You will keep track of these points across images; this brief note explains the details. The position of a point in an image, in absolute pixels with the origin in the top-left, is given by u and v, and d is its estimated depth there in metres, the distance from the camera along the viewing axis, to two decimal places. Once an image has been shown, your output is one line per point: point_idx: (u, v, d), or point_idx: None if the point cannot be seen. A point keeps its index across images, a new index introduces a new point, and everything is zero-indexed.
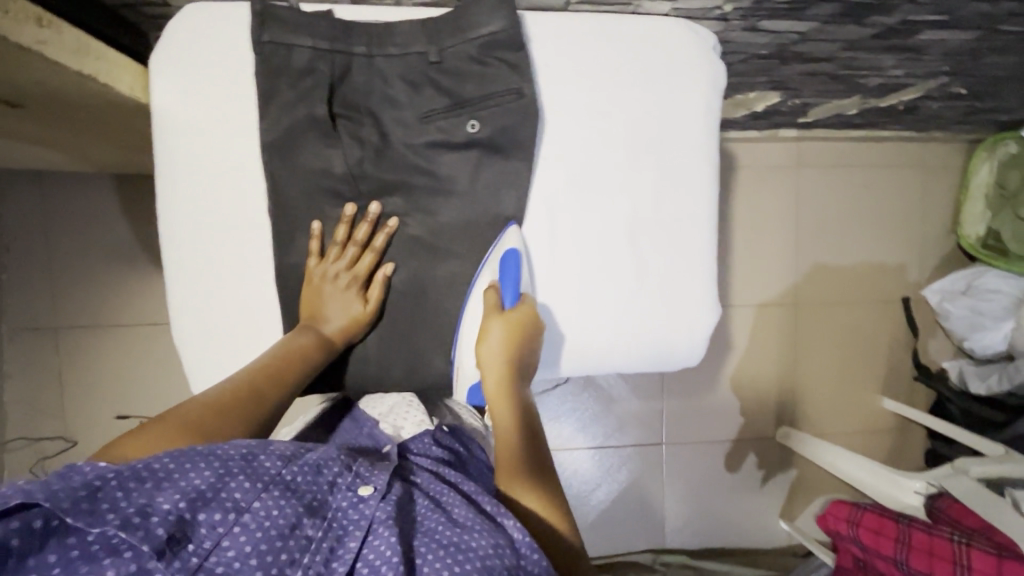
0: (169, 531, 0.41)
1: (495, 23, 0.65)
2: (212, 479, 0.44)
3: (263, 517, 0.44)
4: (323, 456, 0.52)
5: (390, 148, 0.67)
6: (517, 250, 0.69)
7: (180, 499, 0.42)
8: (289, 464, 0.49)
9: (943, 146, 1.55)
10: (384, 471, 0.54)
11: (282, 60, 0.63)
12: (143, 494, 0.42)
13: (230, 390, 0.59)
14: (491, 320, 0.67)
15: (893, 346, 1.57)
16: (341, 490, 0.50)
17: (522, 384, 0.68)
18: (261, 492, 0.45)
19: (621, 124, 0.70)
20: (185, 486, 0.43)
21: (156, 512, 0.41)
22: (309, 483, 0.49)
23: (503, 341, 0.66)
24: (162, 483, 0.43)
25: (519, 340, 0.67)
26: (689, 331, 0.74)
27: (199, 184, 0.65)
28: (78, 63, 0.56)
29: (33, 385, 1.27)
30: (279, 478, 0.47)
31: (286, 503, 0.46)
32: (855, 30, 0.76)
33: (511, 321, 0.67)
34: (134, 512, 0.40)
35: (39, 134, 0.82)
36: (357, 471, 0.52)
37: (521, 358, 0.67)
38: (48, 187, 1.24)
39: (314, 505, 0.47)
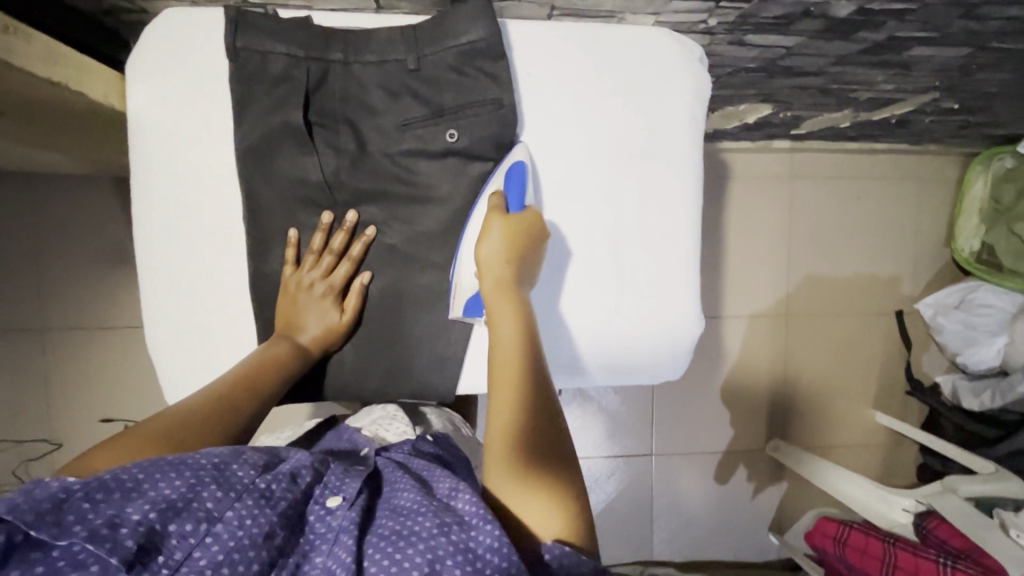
0: (138, 541, 0.39)
1: (474, 32, 0.64)
2: (183, 488, 0.43)
3: (236, 527, 0.42)
4: (297, 462, 0.50)
5: (368, 157, 0.67)
6: (524, 163, 0.67)
7: (150, 509, 0.41)
8: (261, 473, 0.47)
9: (937, 159, 1.54)
10: (358, 475, 0.52)
11: (258, 67, 0.62)
12: (111, 504, 0.40)
13: (202, 400, 0.58)
14: (494, 218, 0.65)
15: (885, 358, 1.56)
16: (314, 502, 0.48)
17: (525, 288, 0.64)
18: (233, 502, 0.43)
19: (602, 133, 0.69)
20: (156, 496, 0.42)
21: (125, 522, 0.39)
22: (283, 490, 0.46)
23: (502, 241, 0.64)
24: (130, 493, 0.41)
25: (519, 245, 0.64)
26: (672, 338, 0.73)
27: (174, 190, 0.64)
28: (50, 68, 0.55)
29: (18, 386, 1.26)
30: (252, 484, 0.45)
31: (260, 512, 0.44)
32: (843, 45, 0.75)
33: (512, 223, 0.64)
34: (103, 524, 0.39)
35: (21, 136, 0.82)
36: (329, 481, 0.50)
37: (522, 261, 0.64)
38: (35, 187, 1.24)
39: (288, 515, 0.45)
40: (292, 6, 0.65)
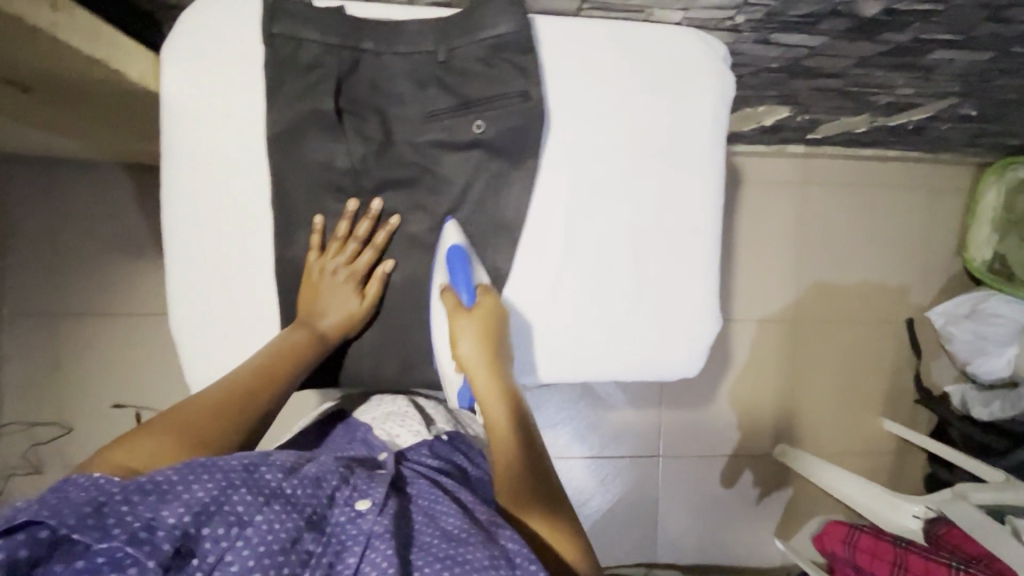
0: (174, 545, 0.40)
1: (504, 24, 0.64)
2: (213, 491, 0.44)
3: (266, 530, 0.43)
4: (323, 468, 0.51)
5: (394, 145, 0.67)
6: (460, 245, 0.68)
7: (183, 512, 0.42)
8: (289, 476, 0.48)
9: (950, 169, 1.54)
10: (386, 480, 0.53)
11: (290, 53, 0.63)
12: (147, 506, 0.41)
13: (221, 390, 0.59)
14: (459, 320, 0.67)
15: (894, 366, 1.55)
16: (340, 505, 0.49)
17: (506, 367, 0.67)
18: (263, 506, 0.44)
19: (626, 129, 0.69)
20: (189, 499, 0.43)
21: (161, 526, 0.41)
22: (309, 496, 0.47)
23: (476, 338, 0.66)
24: (165, 496, 0.42)
25: (491, 332, 0.66)
26: (689, 335, 0.73)
27: (203, 173, 0.65)
28: (91, 47, 0.56)
29: (31, 370, 1.27)
30: (281, 489, 0.46)
31: (287, 517, 0.44)
32: (867, 46, 0.76)
33: (477, 316, 0.66)
34: (140, 527, 0.40)
35: (50, 116, 0.83)
36: (356, 484, 0.51)
37: (499, 348, 0.66)
38: (55, 173, 1.25)
39: (314, 519, 0.46)
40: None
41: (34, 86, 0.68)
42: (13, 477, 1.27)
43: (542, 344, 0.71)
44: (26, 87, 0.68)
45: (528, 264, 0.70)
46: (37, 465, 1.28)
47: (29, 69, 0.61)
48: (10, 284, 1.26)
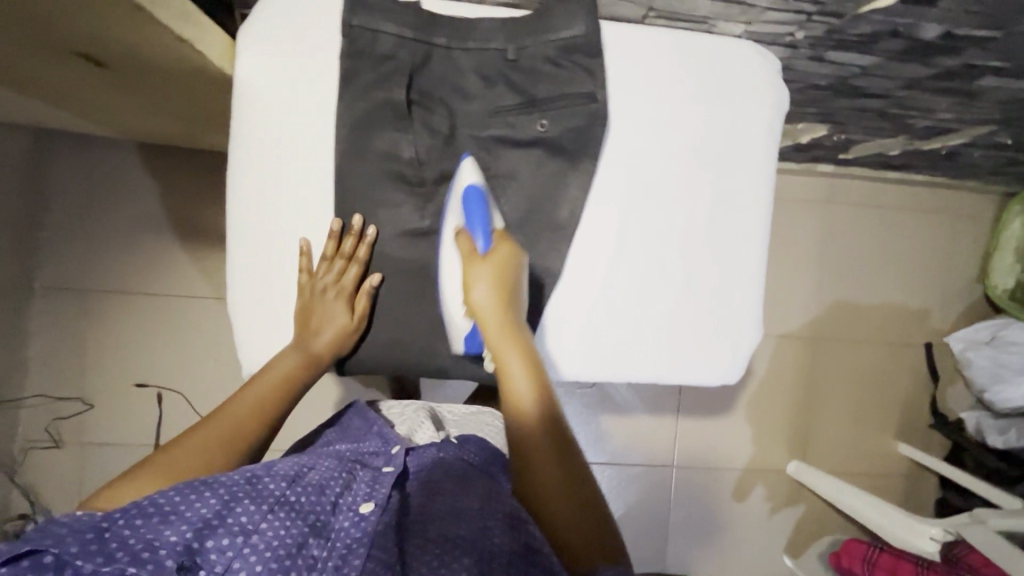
0: (178, 561, 0.47)
1: (575, 28, 0.66)
2: (217, 506, 0.51)
3: (270, 537, 0.51)
4: (324, 478, 0.59)
5: (457, 139, 0.69)
6: (477, 185, 0.67)
7: (187, 529, 0.49)
8: (291, 487, 0.56)
9: (975, 196, 1.56)
10: (388, 485, 0.60)
11: (368, 44, 0.65)
12: (149, 529, 0.48)
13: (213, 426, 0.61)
14: (474, 265, 0.66)
15: (911, 389, 1.56)
16: (343, 511, 0.56)
17: (521, 319, 0.66)
18: (266, 514, 0.52)
19: (684, 137, 0.71)
20: (191, 517, 0.50)
21: (163, 545, 0.48)
22: (313, 503, 0.56)
23: (493, 284, 0.65)
24: (168, 517, 0.50)
25: (508, 280, 0.66)
26: (732, 344, 0.75)
27: (271, 155, 0.67)
28: (181, 27, 0.59)
29: (57, 344, 1.28)
30: (283, 498, 0.54)
31: (291, 524, 0.52)
32: (917, 69, 0.78)
33: (494, 262, 0.66)
34: (143, 547, 0.47)
35: (113, 92, 0.85)
36: (355, 491, 0.59)
37: (513, 295, 0.66)
38: (97, 150, 1.27)
39: (317, 526, 0.54)
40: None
41: (108, 62, 0.70)
42: (32, 449, 1.28)
43: (591, 341, 0.73)
44: (100, 61, 0.70)
45: (583, 261, 0.72)
46: (57, 439, 1.29)
47: (113, 44, 0.63)
48: (44, 257, 1.27)
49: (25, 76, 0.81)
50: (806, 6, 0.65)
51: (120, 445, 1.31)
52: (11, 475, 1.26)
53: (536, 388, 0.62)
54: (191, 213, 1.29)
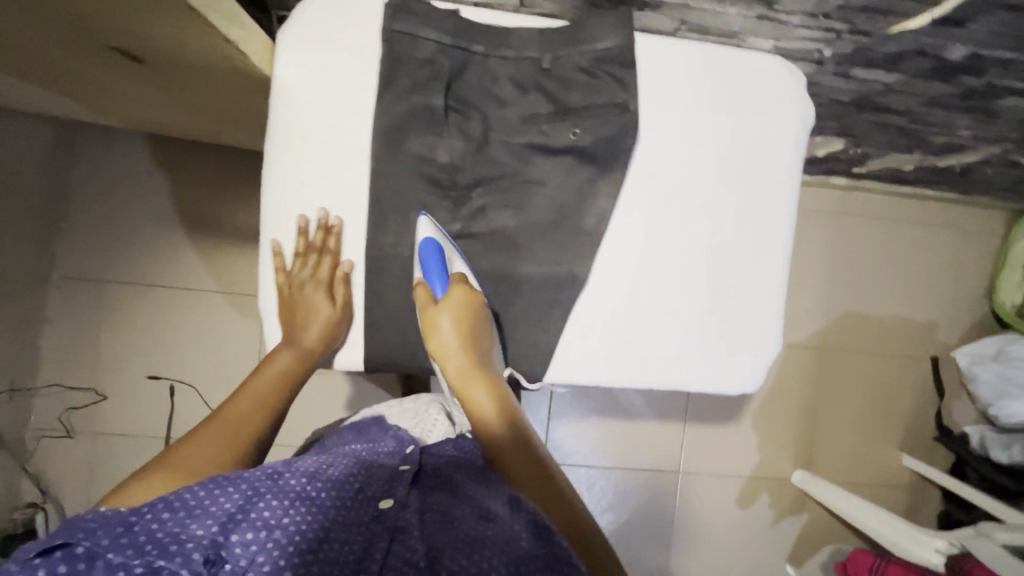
0: (204, 554, 0.49)
1: (610, 39, 0.68)
2: (240, 502, 0.53)
3: (293, 531, 0.52)
4: (342, 474, 0.60)
5: (490, 145, 0.71)
6: (433, 239, 0.69)
7: (212, 524, 0.51)
8: (312, 482, 0.57)
9: (985, 212, 1.57)
10: (404, 484, 0.61)
11: (407, 49, 0.68)
12: (176, 522, 0.50)
13: (209, 423, 0.63)
14: (435, 313, 0.67)
15: (916, 403, 1.57)
16: (364, 503, 0.57)
17: (484, 357, 0.68)
18: (289, 509, 0.54)
19: (712, 150, 0.72)
20: (216, 511, 0.52)
21: (190, 538, 0.49)
22: (333, 497, 0.57)
23: (455, 328, 0.67)
24: (194, 512, 0.51)
25: (469, 322, 0.68)
26: (753, 354, 0.76)
27: (309, 155, 0.69)
28: (228, 30, 0.61)
29: (72, 334, 1.28)
30: (304, 494, 0.56)
31: (313, 519, 0.54)
32: (940, 87, 0.79)
33: (452, 306, 0.67)
34: (170, 541, 0.49)
35: (146, 88, 0.86)
36: (375, 485, 0.60)
37: (476, 334, 0.68)
38: (119, 142, 1.28)
39: (340, 519, 0.55)
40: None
41: (146, 58, 0.71)
42: (44, 438, 1.28)
43: (615, 348, 0.74)
44: (139, 58, 0.71)
45: (609, 268, 0.73)
46: (69, 429, 1.29)
47: (158, 41, 0.64)
48: (63, 248, 1.27)
49: (61, 70, 0.82)
50: (836, 23, 0.67)
51: (131, 437, 1.31)
52: (22, 464, 1.26)
53: (507, 422, 0.66)
54: (211, 209, 1.30)
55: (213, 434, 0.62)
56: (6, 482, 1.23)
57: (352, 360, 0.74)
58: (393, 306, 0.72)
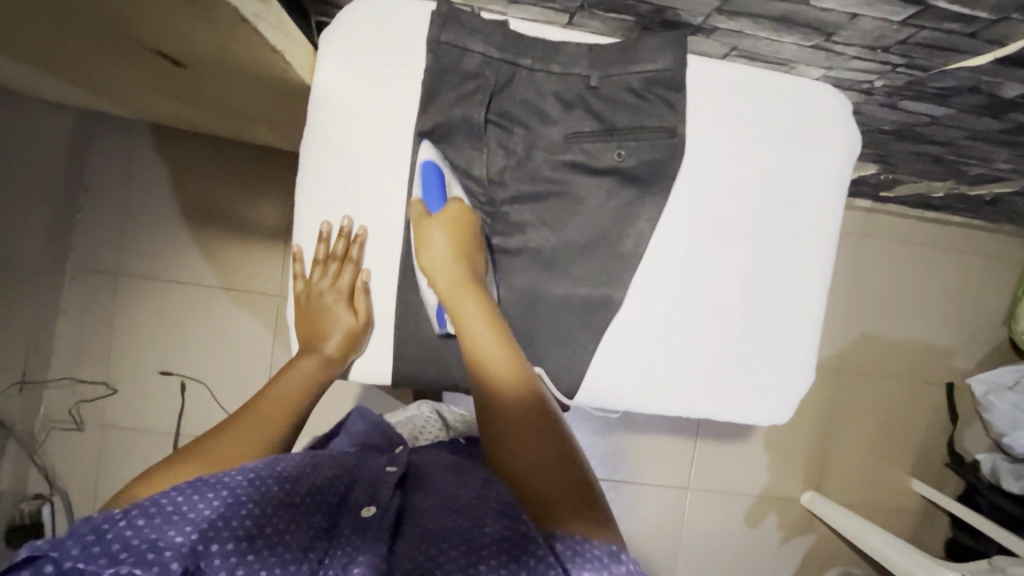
0: (183, 565, 0.47)
1: (660, 61, 0.67)
2: (220, 509, 0.51)
3: (274, 541, 0.51)
4: (326, 479, 0.58)
5: (532, 161, 0.70)
6: (433, 161, 0.68)
7: (191, 530, 0.49)
8: (295, 488, 0.56)
9: (1009, 239, 1.56)
10: (388, 488, 0.60)
11: (453, 62, 0.67)
12: (152, 529, 0.48)
13: (227, 420, 0.63)
14: (429, 225, 0.67)
15: (929, 428, 1.56)
16: (347, 511, 0.56)
17: (476, 278, 0.67)
18: (271, 518, 0.52)
19: (757, 177, 0.71)
20: (195, 518, 0.50)
21: (169, 546, 0.47)
22: (314, 505, 0.55)
23: (448, 241, 0.67)
24: (171, 517, 0.49)
25: (463, 239, 0.68)
26: (786, 386, 0.75)
27: (348, 165, 0.69)
28: (274, 38, 0.61)
29: (84, 325, 1.27)
30: (287, 501, 0.54)
31: (294, 527, 0.52)
32: (989, 122, 0.78)
33: (447, 220, 0.67)
34: (147, 547, 0.47)
35: (177, 87, 0.85)
36: (360, 492, 0.59)
37: (468, 253, 0.68)
38: (141, 133, 1.26)
39: (322, 529, 0.53)
40: (493, 10, 0.70)
41: (186, 60, 0.71)
42: (54, 431, 1.27)
43: (648, 372, 0.72)
44: (179, 60, 0.71)
45: (646, 292, 0.72)
46: (79, 422, 1.28)
47: (202, 44, 0.64)
48: (79, 238, 1.25)
49: (92, 64, 0.81)
50: (894, 58, 0.65)
51: (141, 433, 1.29)
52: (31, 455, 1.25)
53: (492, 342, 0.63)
54: (232, 205, 1.28)
55: (230, 431, 0.61)
56: (13, 473, 1.21)
57: (381, 372, 0.73)
58: (425, 319, 0.71)
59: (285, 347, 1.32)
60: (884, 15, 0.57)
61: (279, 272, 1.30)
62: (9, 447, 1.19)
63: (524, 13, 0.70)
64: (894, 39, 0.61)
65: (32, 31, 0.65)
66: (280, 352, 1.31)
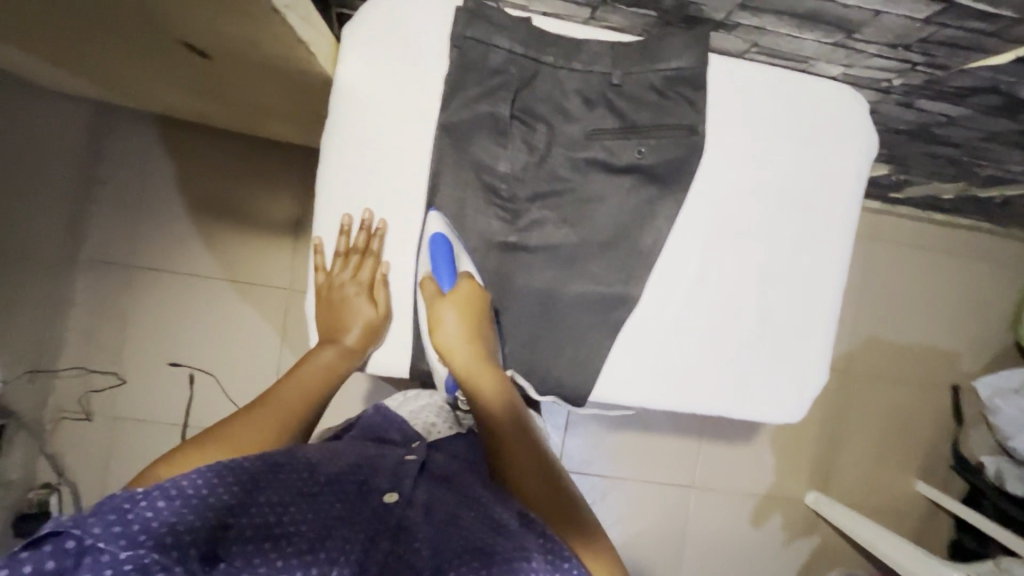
0: (201, 550, 0.48)
1: (683, 59, 0.68)
2: (239, 494, 0.51)
3: (293, 529, 0.51)
4: (344, 469, 0.57)
5: (553, 158, 0.71)
6: (442, 234, 0.69)
7: (211, 515, 0.49)
8: (314, 476, 0.55)
9: (1017, 243, 1.56)
10: (410, 477, 0.59)
11: (478, 57, 0.68)
12: (172, 511, 0.48)
13: (248, 408, 0.63)
14: (441, 305, 0.68)
15: (934, 430, 1.56)
16: (369, 496, 0.56)
17: (488, 359, 0.69)
18: (288, 507, 0.52)
19: (775, 177, 0.72)
20: (215, 503, 0.50)
21: (188, 530, 0.48)
22: (335, 493, 0.55)
23: (460, 322, 0.67)
24: (191, 501, 0.49)
25: (474, 314, 0.69)
26: (801, 386, 0.76)
27: (370, 159, 0.69)
28: (301, 31, 0.62)
29: (94, 316, 1.27)
30: (306, 490, 0.54)
31: (315, 515, 0.52)
32: (1005, 123, 0.78)
33: (458, 299, 0.68)
34: (166, 531, 0.47)
35: (197, 80, 0.86)
36: (381, 478, 0.58)
37: (480, 330, 0.69)
38: (154, 125, 1.26)
39: (343, 515, 0.53)
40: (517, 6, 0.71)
41: (211, 53, 0.71)
42: (63, 420, 1.27)
43: (664, 370, 0.73)
44: (204, 52, 0.71)
45: (663, 290, 0.72)
46: (88, 412, 1.28)
47: (229, 36, 0.64)
48: (91, 229, 1.26)
49: (114, 56, 0.81)
50: (914, 56, 0.66)
51: (149, 424, 1.30)
52: (39, 445, 1.25)
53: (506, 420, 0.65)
54: (243, 198, 1.28)
55: (251, 420, 0.61)
56: (23, 462, 1.21)
57: (399, 365, 0.74)
58: None
59: (293, 341, 1.32)
60: (907, 12, 0.58)
61: (290, 266, 1.30)
62: (18, 436, 1.19)
63: (546, 9, 0.71)
64: (916, 36, 0.62)
65: (60, 21, 0.66)
66: (288, 346, 1.32)
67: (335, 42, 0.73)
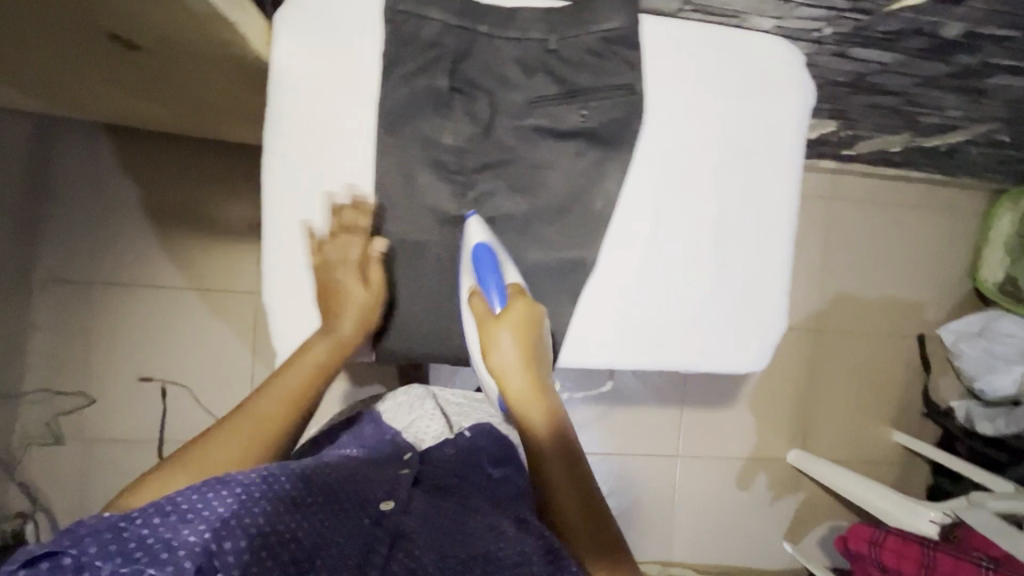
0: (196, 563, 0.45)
1: (616, 20, 0.69)
2: (234, 506, 0.49)
3: (293, 535, 0.50)
4: (336, 480, 0.58)
5: (497, 127, 0.71)
6: (483, 246, 0.68)
7: (206, 528, 0.47)
8: (309, 487, 0.55)
9: (966, 192, 1.61)
10: (406, 487, 0.61)
11: (413, 30, 0.68)
12: (168, 528, 0.47)
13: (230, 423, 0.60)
14: (497, 328, 0.65)
15: (906, 380, 1.60)
16: (366, 506, 0.56)
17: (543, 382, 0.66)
18: (286, 516, 0.51)
19: (718, 131, 0.73)
20: (210, 516, 0.48)
21: (182, 545, 0.46)
22: (331, 503, 0.55)
23: (516, 346, 0.65)
24: (185, 517, 0.48)
25: (530, 336, 0.66)
26: (763, 332, 0.77)
27: (315, 142, 0.69)
28: (228, 12, 0.61)
29: (56, 337, 1.23)
30: (302, 499, 0.54)
31: (311, 523, 0.52)
32: (936, 66, 0.84)
33: (513, 321, 0.65)
34: (161, 547, 0.45)
35: (133, 80, 0.84)
36: (376, 488, 0.59)
37: (534, 349, 0.66)
38: (99, 136, 1.23)
39: (342, 524, 0.53)
40: None
41: (141, 46, 0.69)
42: (33, 445, 1.23)
43: (628, 330, 0.74)
44: (133, 45, 0.69)
45: (618, 251, 0.73)
46: (58, 436, 1.25)
47: (159, 26, 0.63)
48: (45, 247, 1.22)
49: (38, 63, 0.78)
50: (839, 2, 0.70)
51: (125, 441, 1.27)
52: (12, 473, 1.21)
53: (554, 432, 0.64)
54: (201, 205, 1.26)
55: (233, 435, 0.59)
56: None
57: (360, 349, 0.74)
58: (405, 295, 0.72)
59: (267, 343, 1.31)
60: None
61: (253, 268, 1.28)
62: None
63: None
64: None
65: None
66: (262, 347, 1.30)
67: (267, 25, 0.72)
